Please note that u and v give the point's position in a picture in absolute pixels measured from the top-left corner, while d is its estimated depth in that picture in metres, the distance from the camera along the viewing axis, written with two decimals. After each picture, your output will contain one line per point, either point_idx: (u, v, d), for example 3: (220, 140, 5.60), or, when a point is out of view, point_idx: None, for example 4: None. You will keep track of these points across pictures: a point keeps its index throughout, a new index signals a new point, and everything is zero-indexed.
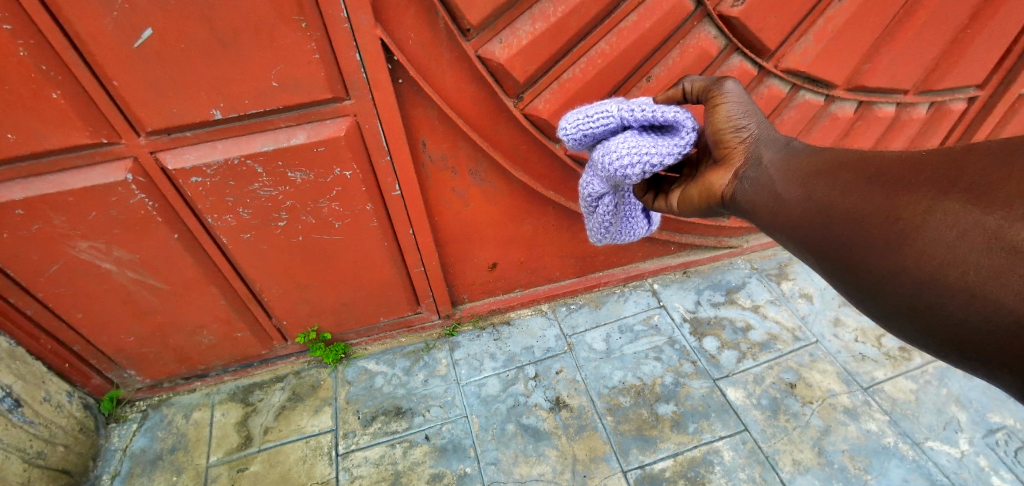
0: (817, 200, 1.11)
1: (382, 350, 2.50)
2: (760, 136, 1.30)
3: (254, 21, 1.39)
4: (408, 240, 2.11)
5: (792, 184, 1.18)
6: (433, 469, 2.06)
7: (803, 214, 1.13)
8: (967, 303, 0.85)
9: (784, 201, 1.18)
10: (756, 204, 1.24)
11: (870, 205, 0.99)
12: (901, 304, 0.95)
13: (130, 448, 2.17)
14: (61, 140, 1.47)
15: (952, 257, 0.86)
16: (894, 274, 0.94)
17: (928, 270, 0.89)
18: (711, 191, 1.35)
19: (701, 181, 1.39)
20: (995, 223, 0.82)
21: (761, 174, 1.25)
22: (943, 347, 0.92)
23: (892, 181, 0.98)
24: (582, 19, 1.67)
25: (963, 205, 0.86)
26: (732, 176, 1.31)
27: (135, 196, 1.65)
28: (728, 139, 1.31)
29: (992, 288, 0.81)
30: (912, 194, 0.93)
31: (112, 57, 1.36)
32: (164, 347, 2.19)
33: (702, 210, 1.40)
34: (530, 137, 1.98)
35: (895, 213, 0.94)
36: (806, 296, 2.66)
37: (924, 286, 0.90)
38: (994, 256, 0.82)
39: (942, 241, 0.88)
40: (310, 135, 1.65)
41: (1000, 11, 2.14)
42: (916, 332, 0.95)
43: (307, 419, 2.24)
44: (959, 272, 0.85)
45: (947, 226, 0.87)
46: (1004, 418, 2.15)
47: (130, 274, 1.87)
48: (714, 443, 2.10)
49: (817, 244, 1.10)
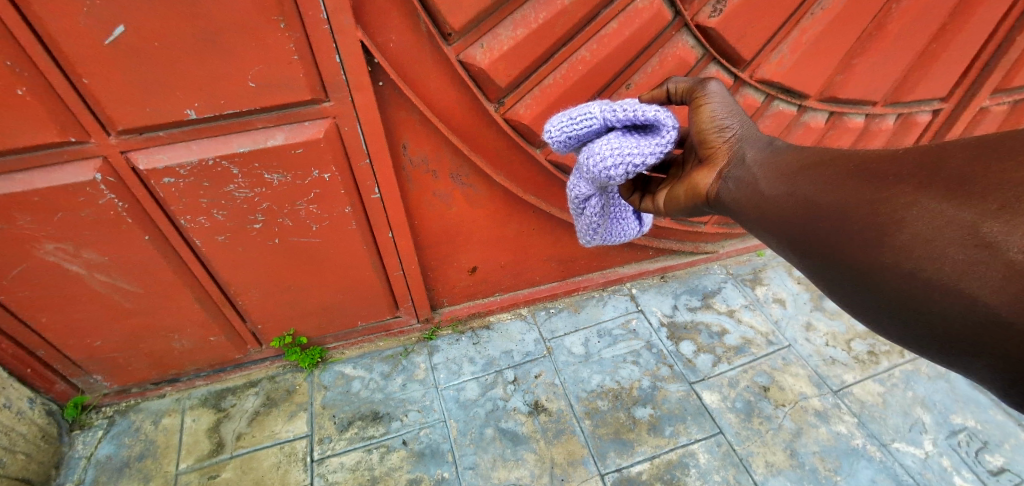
0: (802, 196, 1.12)
1: (360, 354, 2.47)
2: (744, 135, 1.33)
3: (232, 20, 1.37)
4: (387, 244, 2.10)
5: (775, 180, 1.20)
6: (411, 475, 2.04)
7: (788, 209, 1.15)
8: (947, 296, 0.87)
9: (769, 198, 1.20)
10: (740, 201, 1.26)
11: (854, 198, 1.01)
12: (885, 298, 0.97)
13: (95, 456, 2.10)
14: (26, 138, 1.42)
15: (931, 251, 0.89)
16: (877, 269, 0.96)
17: (910, 264, 0.91)
18: (697, 190, 1.38)
19: (687, 180, 1.41)
20: (971, 217, 0.85)
21: (745, 172, 1.28)
22: (923, 341, 0.95)
23: (873, 175, 1.00)
24: (563, 25, 1.69)
25: (941, 200, 0.89)
26: (717, 175, 1.33)
27: (105, 196, 1.60)
28: (712, 140, 1.34)
29: (968, 281, 0.84)
30: (895, 188, 0.95)
31: (82, 54, 1.32)
32: (133, 352, 2.12)
33: (689, 208, 1.43)
34: (511, 142, 1.99)
35: (878, 207, 0.96)
36: (780, 301, 2.72)
37: (905, 280, 0.92)
38: (971, 251, 0.84)
39: (922, 236, 0.90)
40: (288, 137, 1.63)
41: (963, 27, 2.23)
42: (896, 326, 0.98)
43: (281, 424, 2.20)
44: (939, 267, 0.88)
45: (928, 221, 0.89)
46: (966, 419, 2.22)
47: (100, 276, 1.82)
48: (690, 445, 2.13)
49: (801, 238, 1.11)
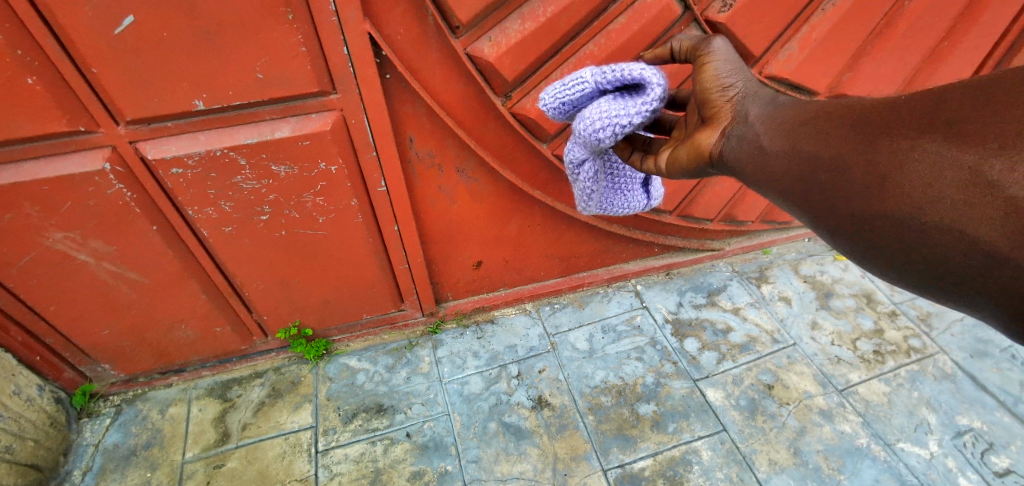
0: (802, 150, 1.12)
1: (365, 346, 2.48)
2: (747, 94, 1.29)
3: (240, 11, 1.37)
4: (393, 237, 2.10)
5: (777, 136, 1.18)
6: (414, 467, 2.05)
7: (789, 164, 1.15)
8: (946, 239, 0.87)
9: (769, 155, 1.18)
10: (742, 159, 1.23)
11: (851, 149, 1.01)
12: (887, 246, 0.97)
13: (102, 444, 2.13)
14: (35, 128, 1.43)
15: (931, 195, 0.88)
16: (878, 218, 0.97)
17: (909, 210, 0.91)
18: (699, 150, 1.31)
19: (687, 141, 1.34)
20: (971, 158, 0.83)
21: (748, 129, 1.24)
22: (932, 287, 0.95)
23: (872, 124, 1.00)
24: (570, 20, 1.68)
25: (939, 143, 0.88)
26: (720, 134, 1.28)
27: (114, 186, 1.61)
28: (715, 99, 1.29)
29: (969, 222, 0.84)
30: (893, 137, 0.95)
31: (91, 44, 1.33)
32: (140, 341, 2.14)
33: (689, 172, 1.35)
34: (517, 137, 1.98)
35: (874, 156, 0.97)
36: (785, 299, 2.71)
37: (906, 228, 0.92)
38: (972, 192, 0.83)
39: (920, 180, 0.89)
40: (295, 129, 1.63)
41: (974, 25, 2.20)
42: (904, 273, 0.98)
43: (286, 415, 2.21)
44: (938, 210, 0.87)
45: (926, 164, 0.89)
46: (972, 420, 2.21)
47: (107, 266, 1.83)
48: (693, 442, 2.13)
49: (801, 192, 1.12)
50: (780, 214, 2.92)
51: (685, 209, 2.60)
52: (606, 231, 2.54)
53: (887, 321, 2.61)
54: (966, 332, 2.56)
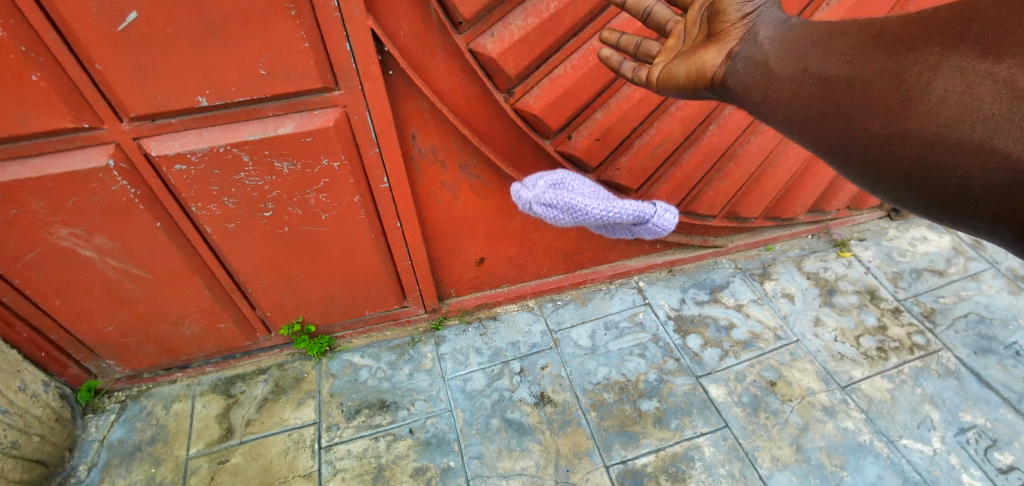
0: (815, 72, 1.09)
1: (368, 343, 2.48)
2: (761, 13, 1.27)
3: (243, 6, 1.36)
4: (396, 234, 2.10)
5: (787, 60, 1.16)
6: (417, 463, 2.06)
7: (800, 88, 1.11)
8: (972, 157, 0.83)
9: (778, 77, 1.16)
10: (749, 84, 1.22)
11: (873, 68, 0.97)
12: (901, 165, 0.94)
13: (107, 439, 2.14)
14: (40, 124, 1.43)
15: (958, 110, 0.85)
16: (895, 134, 0.93)
17: (933, 127, 0.87)
18: (703, 69, 1.31)
19: (691, 57, 1.34)
20: (1005, 70, 0.80)
21: (755, 50, 1.23)
22: (943, 211, 0.92)
23: (896, 41, 0.96)
24: (574, 14, 1.71)
25: (971, 55, 0.84)
26: (728, 55, 1.28)
27: (117, 183, 1.62)
28: (731, 14, 1.28)
29: (996, 139, 0.80)
30: (920, 51, 0.91)
31: (95, 40, 1.33)
32: (144, 337, 2.15)
33: (686, 90, 1.37)
34: (519, 133, 1.98)
35: (899, 73, 0.93)
36: (788, 296, 2.71)
37: (927, 145, 0.89)
38: (1003, 106, 0.80)
39: (949, 96, 0.86)
40: (298, 125, 1.63)
41: None
42: (914, 196, 0.95)
43: (290, 411, 2.22)
44: (965, 126, 0.84)
45: (956, 78, 0.85)
46: (975, 417, 2.21)
47: (111, 262, 1.84)
48: (695, 439, 2.13)
49: (815, 115, 1.08)
50: (784, 211, 2.91)
51: (688, 205, 2.61)
52: None
53: (891, 318, 2.60)
54: (970, 328, 2.55)
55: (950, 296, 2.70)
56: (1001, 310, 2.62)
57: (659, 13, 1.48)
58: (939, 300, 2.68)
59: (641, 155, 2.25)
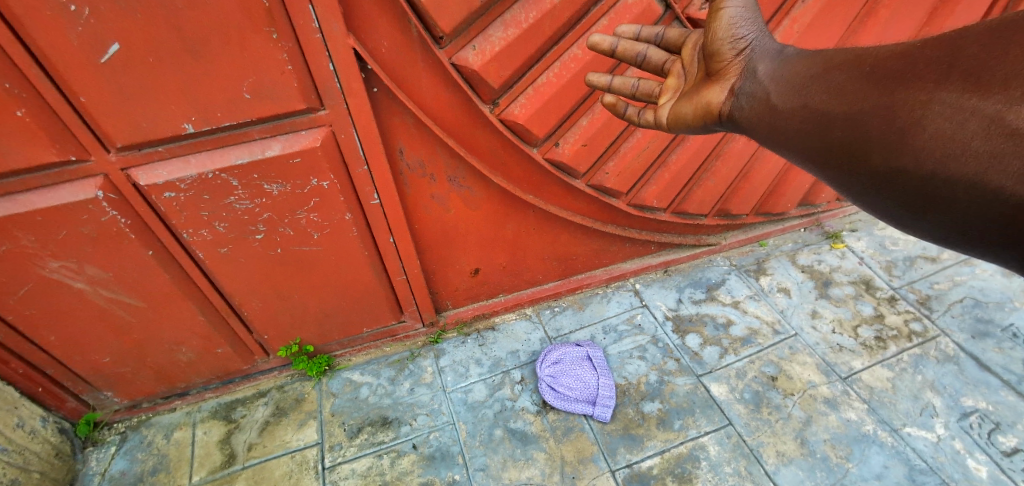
0: (814, 106, 1.11)
1: (367, 360, 2.47)
2: (756, 46, 1.32)
3: (222, 30, 1.38)
4: (388, 248, 2.10)
5: (787, 94, 1.19)
6: (422, 478, 2.04)
7: (802, 122, 1.14)
8: (969, 192, 0.86)
9: (781, 114, 1.19)
10: (754, 119, 1.26)
11: (868, 103, 1.00)
12: (904, 199, 0.96)
13: (108, 472, 2.12)
14: (26, 159, 1.43)
15: (955, 147, 0.87)
16: (895, 170, 0.95)
17: (931, 164, 0.90)
18: (708, 107, 1.36)
19: (695, 97, 1.39)
20: (993, 107, 0.82)
21: (757, 86, 1.26)
22: (947, 236, 0.93)
23: (887, 76, 0.98)
24: (554, 24, 1.74)
25: (959, 92, 0.86)
26: (729, 91, 1.32)
27: (107, 213, 1.62)
28: (726, 53, 1.33)
29: (991, 174, 0.83)
30: (910, 87, 0.93)
31: (78, 72, 1.34)
32: (141, 366, 2.14)
33: (696, 128, 1.41)
34: (506, 142, 1.99)
35: (894, 110, 0.95)
36: (784, 290, 2.72)
37: (926, 183, 0.91)
38: (994, 143, 0.82)
39: (941, 132, 0.88)
40: (285, 147, 1.64)
41: None
42: (921, 224, 0.96)
43: (292, 433, 2.21)
44: (960, 163, 0.86)
45: (946, 117, 0.88)
46: (977, 402, 2.21)
47: (104, 292, 1.83)
48: (699, 438, 2.12)
49: (818, 148, 1.10)
50: (775, 205, 2.92)
51: (678, 205, 2.63)
52: (601, 232, 2.57)
53: (887, 306, 2.61)
54: (966, 313, 2.56)
55: (945, 282, 2.72)
56: (996, 293, 2.63)
57: (655, 56, 1.51)
58: (933, 287, 2.69)
59: (628, 158, 2.26)
